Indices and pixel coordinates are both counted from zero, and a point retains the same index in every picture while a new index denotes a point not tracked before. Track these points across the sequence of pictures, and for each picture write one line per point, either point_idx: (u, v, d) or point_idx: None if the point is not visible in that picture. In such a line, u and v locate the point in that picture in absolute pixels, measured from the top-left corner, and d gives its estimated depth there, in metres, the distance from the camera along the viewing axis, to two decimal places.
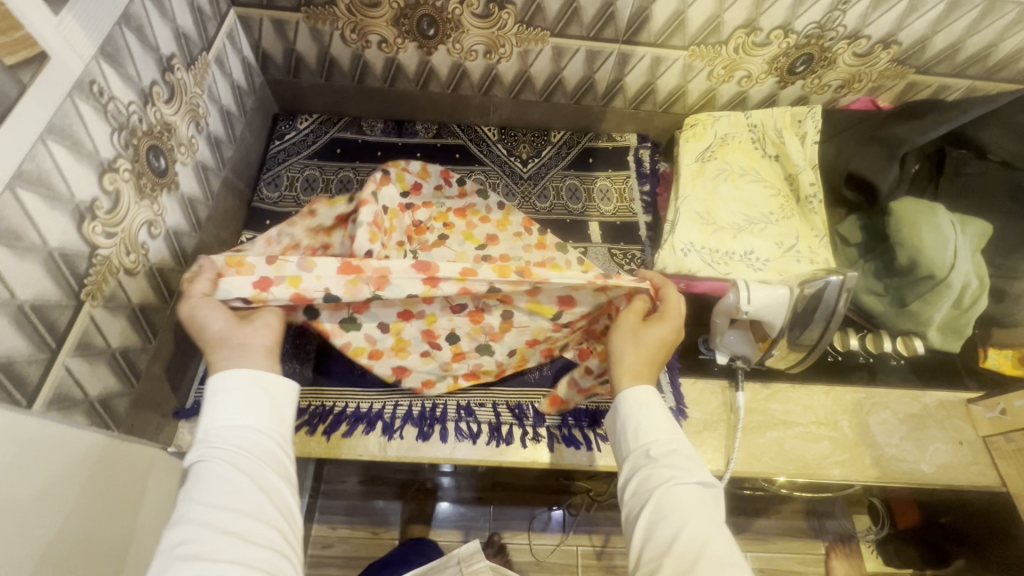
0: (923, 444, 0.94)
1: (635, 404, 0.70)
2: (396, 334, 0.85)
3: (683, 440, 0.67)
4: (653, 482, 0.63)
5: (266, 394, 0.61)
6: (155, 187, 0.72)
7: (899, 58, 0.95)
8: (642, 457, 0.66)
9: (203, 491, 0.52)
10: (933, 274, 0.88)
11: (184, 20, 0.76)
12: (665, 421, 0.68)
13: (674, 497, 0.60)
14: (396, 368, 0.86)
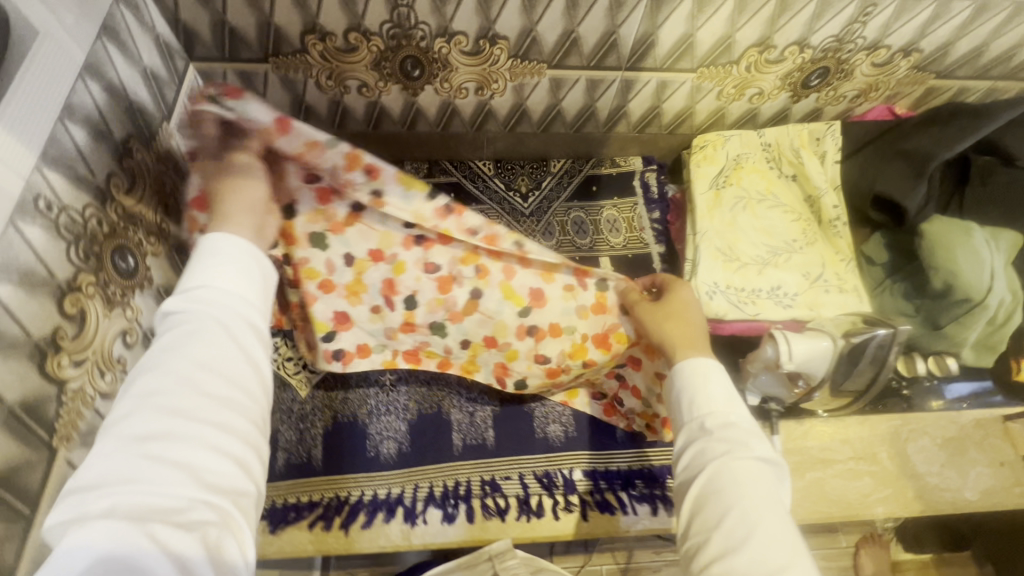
0: (964, 469, 0.90)
1: (687, 369, 0.61)
2: (356, 273, 0.74)
3: (743, 410, 0.57)
4: (706, 456, 0.54)
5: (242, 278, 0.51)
6: (125, 292, 0.64)
7: (919, 65, 0.89)
8: (696, 429, 0.57)
9: (180, 362, 0.45)
10: (971, 297, 0.83)
11: (137, 92, 0.67)
12: (723, 393, 0.58)
13: (728, 472, 0.51)
14: (337, 314, 0.77)
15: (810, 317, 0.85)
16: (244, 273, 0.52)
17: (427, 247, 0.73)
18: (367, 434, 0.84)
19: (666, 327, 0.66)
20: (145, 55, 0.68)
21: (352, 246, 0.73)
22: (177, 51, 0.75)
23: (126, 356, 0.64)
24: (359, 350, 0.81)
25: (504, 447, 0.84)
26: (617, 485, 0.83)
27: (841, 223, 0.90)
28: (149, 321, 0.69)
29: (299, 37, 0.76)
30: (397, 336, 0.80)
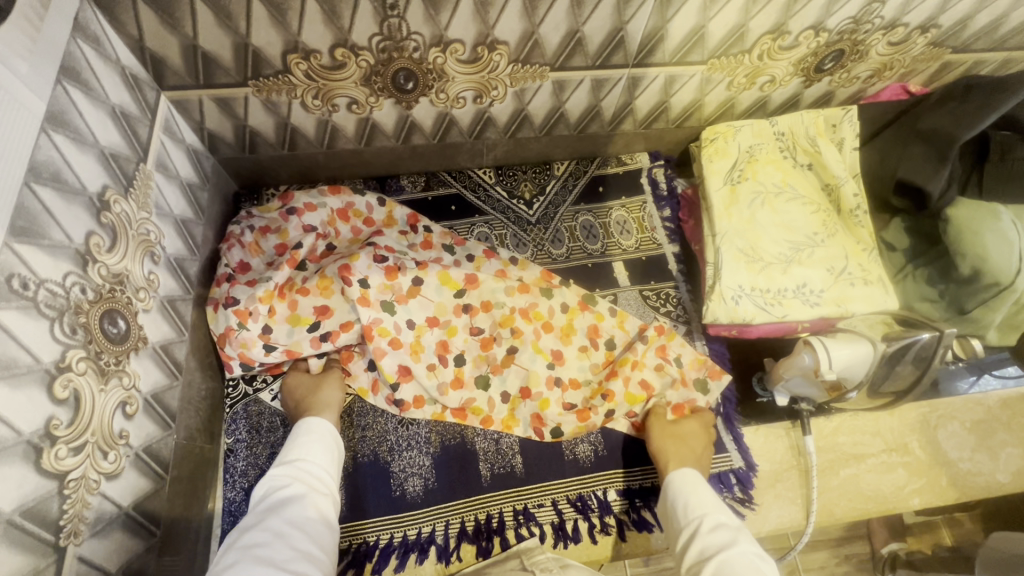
0: (994, 452, 0.89)
1: (681, 480, 0.70)
2: (415, 335, 0.83)
3: (730, 515, 0.64)
4: (705, 550, 0.60)
5: (326, 446, 0.68)
6: (119, 359, 0.58)
7: (936, 41, 0.85)
8: (692, 528, 0.64)
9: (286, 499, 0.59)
10: (1000, 280, 0.80)
11: (109, 136, 0.60)
12: (712, 500, 0.67)
13: (725, 559, 0.57)
14: (399, 368, 0.81)
15: (837, 313, 0.83)
16: (318, 456, 0.66)
17: (472, 314, 0.86)
18: (391, 472, 0.79)
19: (667, 442, 0.77)
20: (112, 92, 0.61)
21: (412, 314, 0.83)
22: (146, 81, 0.68)
23: (127, 428, 0.59)
24: (415, 402, 0.82)
25: (534, 473, 0.81)
26: (653, 503, 0.80)
27: (862, 212, 0.87)
28: (148, 384, 0.63)
29: (281, 57, 0.69)
30: (448, 392, 0.82)
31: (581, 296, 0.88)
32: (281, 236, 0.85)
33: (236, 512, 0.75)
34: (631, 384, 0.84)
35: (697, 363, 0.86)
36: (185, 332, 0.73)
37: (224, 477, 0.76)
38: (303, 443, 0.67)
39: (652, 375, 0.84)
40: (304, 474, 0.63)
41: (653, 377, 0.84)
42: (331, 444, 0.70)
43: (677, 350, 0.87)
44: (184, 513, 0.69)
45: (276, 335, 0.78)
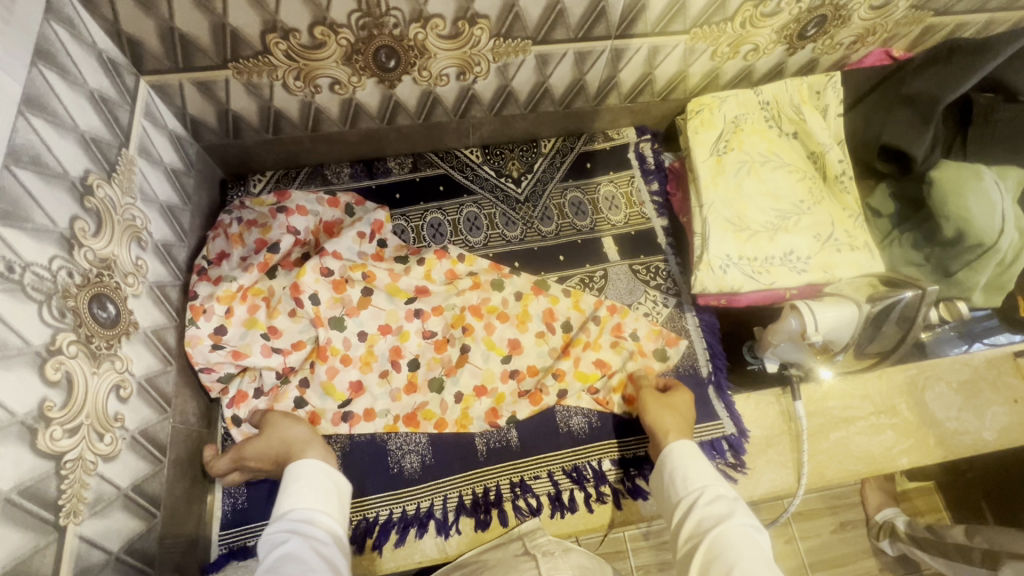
0: (980, 410, 0.91)
1: (677, 452, 0.70)
2: (368, 346, 0.84)
3: (727, 484, 0.65)
4: (704, 521, 0.61)
5: (323, 486, 0.65)
6: (110, 343, 0.58)
7: (918, 4, 0.85)
8: (691, 501, 0.64)
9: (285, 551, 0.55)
10: (983, 242, 0.80)
11: (89, 121, 0.60)
12: (710, 471, 0.67)
13: (726, 534, 0.58)
14: (351, 385, 0.82)
15: (824, 279, 0.84)
16: (316, 504, 0.63)
17: (424, 318, 0.87)
18: (388, 450, 0.80)
19: (666, 416, 0.76)
20: (89, 76, 0.61)
21: (363, 325, 0.84)
22: (124, 65, 0.68)
23: (122, 411, 0.59)
24: (364, 415, 0.81)
25: (529, 446, 0.82)
26: (647, 470, 0.82)
27: (847, 178, 0.88)
28: (141, 368, 0.64)
29: (259, 37, 0.69)
30: (399, 398, 0.83)
31: (533, 282, 0.90)
32: (264, 231, 0.83)
33: (235, 494, 0.75)
34: (583, 364, 0.86)
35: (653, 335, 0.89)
36: (176, 317, 0.74)
37: (222, 461, 0.77)
38: (296, 491, 0.63)
39: (609, 355, 0.87)
40: (300, 525, 0.59)
41: (609, 356, 0.87)
42: (331, 485, 0.66)
43: (630, 326, 0.89)
44: (184, 496, 0.70)
45: (229, 336, 0.76)
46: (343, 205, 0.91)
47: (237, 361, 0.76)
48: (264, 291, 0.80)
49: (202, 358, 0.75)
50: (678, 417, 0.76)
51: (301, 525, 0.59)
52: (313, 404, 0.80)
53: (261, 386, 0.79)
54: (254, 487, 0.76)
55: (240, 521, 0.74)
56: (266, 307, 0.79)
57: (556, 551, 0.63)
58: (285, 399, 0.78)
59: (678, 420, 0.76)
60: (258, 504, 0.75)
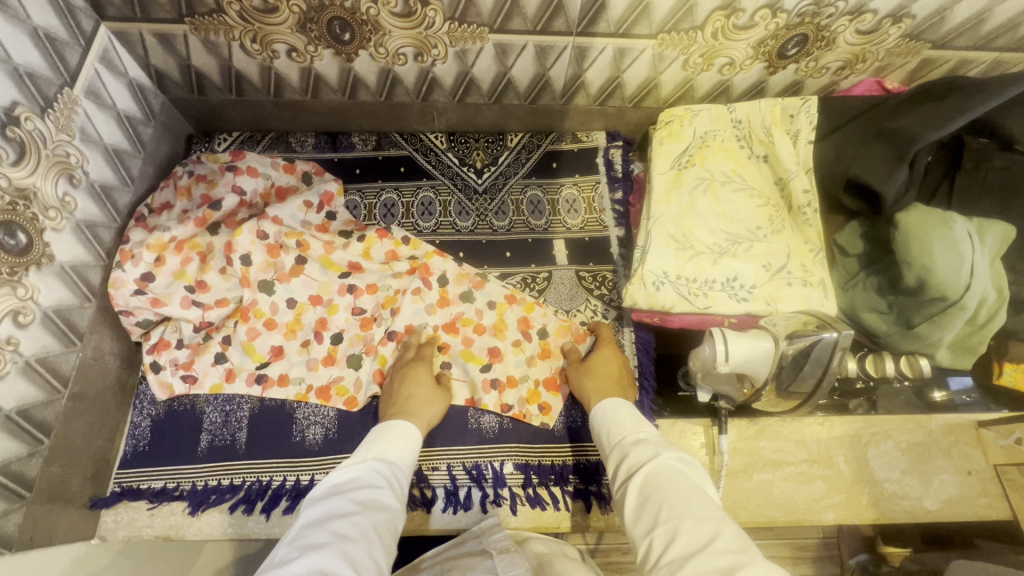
0: (927, 477, 0.84)
1: (602, 411, 0.69)
2: (295, 314, 0.84)
3: (650, 428, 0.63)
4: (632, 465, 0.58)
5: (413, 449, 0.65)
6: (13, 270, 0.60)
7: (911, 34, 0.79)
8: (621, 453, 0.61)
9: (375, 505, 0.55)
10: (946, 295, 0.74)
11: (26, 56, 0.62)
12: (631, 419, 0.66)
13: (651, 476, 0.55)
14: (271, 348, 0.82)
15: (765, 311, 0.79)
16: (404, 462, 0.62)
17: (356, 294, 0.86)
18: (294, 418, 0.80)
19: (585, 380, 0.77)
20: (35, 13, 0.63)
21: (293, 292, 0.84)
22: (81, 9, 0.70)
23: (17, 336, 0.61)
24: (279, 380, 0.81)
25: (435, 437, 0.81)
26: (549, 479, 0.80)
27: (811, 210, 0.82)
28: (50, 300, 0.66)
29: None
30: (317, 368, 0.82)
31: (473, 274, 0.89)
32: (210, 188, 0.85)
33: (138, 436, 0.78)
34: (476, 347, 0.86)
35: (562, 330, 0.88)
36: (105, 257, 0.76)
37: (134, 404, 0.80)
38: (390, 440, 0.64)
39: (510, 352, 0.86)
40: (387, 473, 0.59)
41: (508, 350, 0.86)
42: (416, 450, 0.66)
43: (539, 320, 0.88)
44: (84, 430, 0.72)
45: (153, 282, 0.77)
46: (299, 172, 0.92)
47: (156, 309, 0.77)
48: (199, 246, 0.81)
49: (123, 301, 0.75)
50: (596, 376, 0.77)
51: (389, 474, 0.59)
52: (232, 360, 0.81)
53: (182, 338, 0.81)
54: (157, 432, 0.78)
55: (138, 463, 0.76)
56: (200, 261, 0.81)
57: (512, 548, 0.63)
58: (207, 352, 0.81)
59: (601, 376, 0.77)
60: (159, 449, 0.77)
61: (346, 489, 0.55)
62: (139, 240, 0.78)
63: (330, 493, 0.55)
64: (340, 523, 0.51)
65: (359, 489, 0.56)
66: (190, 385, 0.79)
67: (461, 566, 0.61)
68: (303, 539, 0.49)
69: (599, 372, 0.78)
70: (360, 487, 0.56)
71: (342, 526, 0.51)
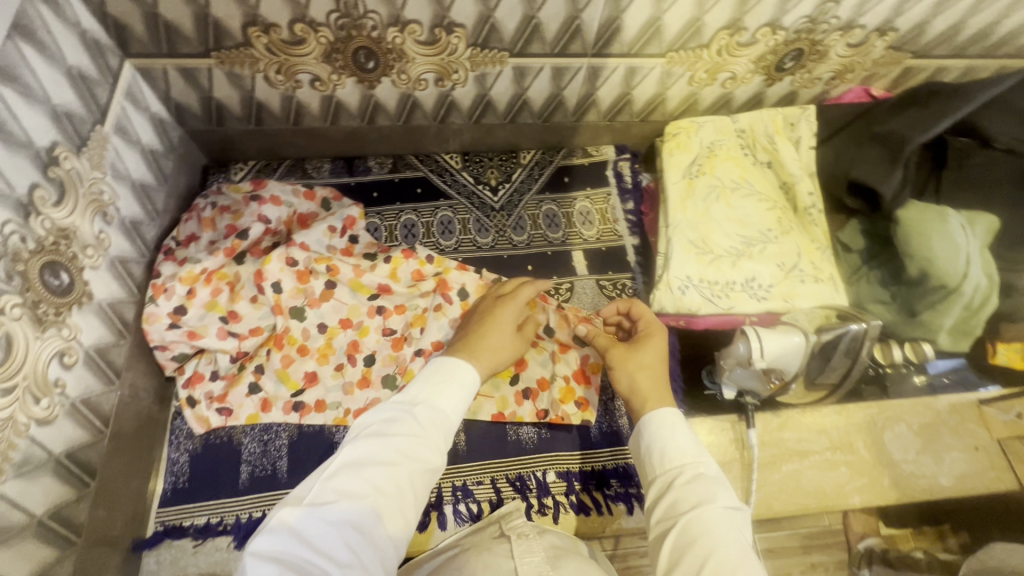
0: (939, 455, 0.89)
1: (657, 420, 0.61)
2: (326, 338, 0.84)
3: (711, 461, 0.57)
4: (680, 502, 0.53)
5: (466, 393, 0.61)
6: (58, 310, 0.60)
7: (895, 45, 0.86)
8: (667, 481, 0.56)
9: (413, 455, 0.53)
10: (946, 284, 0.80)
11: (62, 96, 0.62)
12: (692, 442, 0.58)
13: (700, 524, 0.50)
14: (305, 375, 0.82)
15: (784, 308, 0.83)
16: (453, 408, 0.59)
17: (386, 316, 0.87)
18: (335, 443, 0.80)
19: (638, 374, 0.69)
20: (69, 53, 0.63)
21: (323, 317, 0.85)
22: (108, 47, 0.70)
23: (63, 378, 0.60)
24: (315, 406, 0.81)
25: (475, 452, 0.82)
26: (591, 484, 0.82)
27: (817, 211, 0.88)
28: (90, 338, 0.65)
29: (241, 29, 0.71)
30: (353, 392, 0.82)
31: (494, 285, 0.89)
32: (235, 217, 0.85)
33: (177, 472, 0.76)
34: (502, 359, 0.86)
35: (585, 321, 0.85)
36: (135, 292, 0.75)
37: (169, 439, 0.78)
38: (444, 383, 0.60)
39: (534, 358, 0.87)
40: (431, 419, 0.57)
41: (533, 357, 0.87)
42: (471, 394, 0.62)
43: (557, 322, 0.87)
44: (124, 469, 0.71)
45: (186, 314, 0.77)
46: (319, 199, 0.92)
47: (193, 341, 0.77)
48: (228, 277, 0.81)
49: (158, 335, 0.76)
50: (652, 375, 0.68)
51: (434, 422, 0.57)
52: (266, 389, 0.81)
53: (217, 370, 0.80)
54: (196, 467, 0.77)
55: (178, 500, 0.75)
56: (230, 291, 0.80)
57: (531, 532, 0.60)
58: (241, 383, 0.80)
59: (653, 375, 0.68)
60: (200, 484, 0.76)
61: (389, 435, 0.53)
62: (170, 274, 0.77)
63: (372, 437, 0.53)
64: (378, 473, 0.50)
65: (400, 434, 0.54)
66: (226, 418, 0.79)
67: (475, 547, 0.61)
68: (340, 483, 0.49)
69: (649, 370, 0.69)
70: (400, 432, 0.55)
71: (379, 476, 0.50)
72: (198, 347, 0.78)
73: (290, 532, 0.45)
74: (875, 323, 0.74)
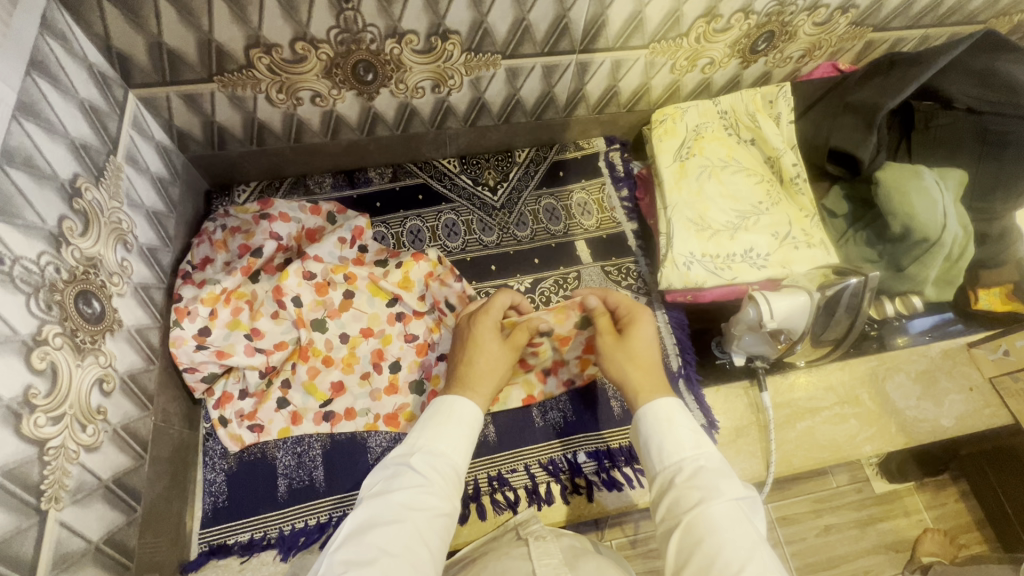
0: (939, 399, 0.94)
1: (653, 415, 0.62)
2: (349, 348, 0.86)
3: (712, 452, 0.58)
4: (679, 501, 0.54)
5: (466, 432, 0.62)
6: (94, 338, 0.61)
7: (857, 21, 0.92)
8: (668, 478, 0.58)
9: (417, 508, 0.53)
10: (928, 237, 0.85)
11: (78, 129, 0.63)
12: (691, 435, 0.59)
13: (703, 519, 0.51)
14: (332, 385, 0.84)
15: (783, 274, 0.88)
16: (454, 452, 0.59)
17: (406, 321, 0.89)
18: (367, 447, 0.81)
19: (627, 366, 0.70)
20: (80, 87, 0.65)
21: (345, 327, 0.86)
22: (113, 79, 0.71)
23: (104, 405, 0.61)
24: (345, 414, 0.83)
25: (506, 441, 0.85)
26: (620, 461, 0.84)
27: (801, 180, 0.93)
28: (124, 364, 0.66)
29: (243, 52, 0.73)
30: (380, 398, 0.84)
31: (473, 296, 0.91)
32: (247, 237, 0.87)
33: (216, 492, 0.77)
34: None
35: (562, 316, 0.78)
36: (159, 318, 0.76)
37: (203, 460, 0.79)
38: (441, 427, 0.61)
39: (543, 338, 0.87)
40: (432, 467, 0.57)
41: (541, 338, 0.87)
42: (472, 435, 0.62)
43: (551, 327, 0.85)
44: (165, 493, 0.71)
45: (212, 335, 0.79)
46: (325, 213, 0.93)
47: (221, 360, 0.79)
48: (248, 298, 0.83)
49: (187, 358, 0.77)
50: (640, 364, 0.69)
51: (434, 469, 0.57)
52: (295, 403, 0.82)
53: (246, 387, 0.82)
54: (234, 485, 0.77)
55: (221, 518, 0.75)
56: (249, 310, 0.83)
57: (548, 536, 0.64)
58: (270, 400, 0.81)
59: (641, 364, 0.69)
60: (240, 501, 0.77)
61: (391, 493, 0.54)
62: (191, 297, 0.79)
63: (376, 497, 0.54)
64: (388, 531, 0.50)
65: (402, 489, 0.54)
66: (258, 434, 0.79)
67: (494, 554, 0.64)
68: (349, 551, 0.48)
69: (636, 359, 0.70)
70: (403, 487, 0.55)
71: (386, 536, 0.50)
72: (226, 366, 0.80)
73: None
74: (873, 274, 0.79)
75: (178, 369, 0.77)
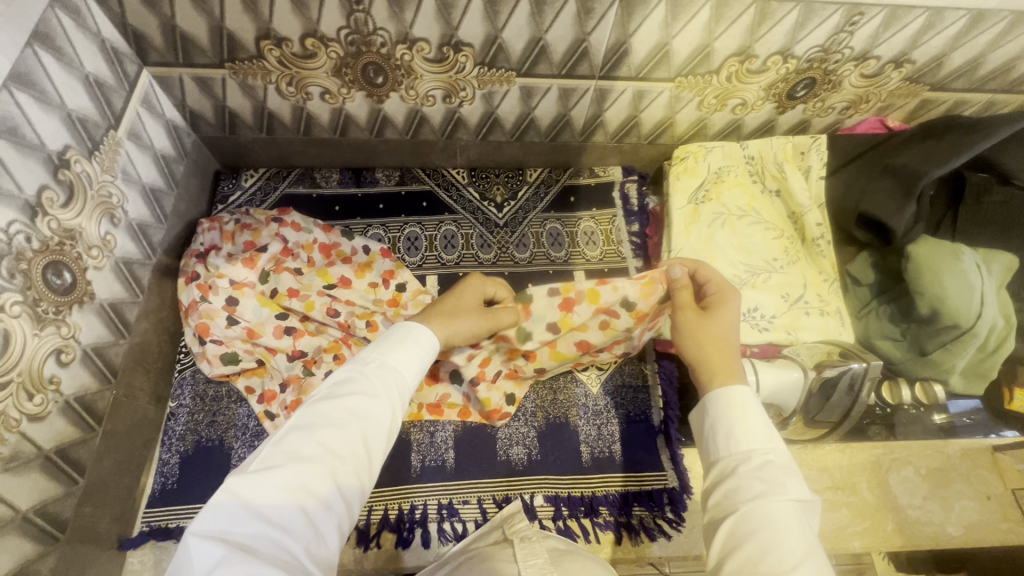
0: (948, 502, 0.85)
1: (723, 398, 0.52)
2: None
3: (785, 449, 0.49)
4: (742, 488, 0.46)
5: (418, 353, 0.55)
6: (58, 309, 0.62)
7: (911, 77, 0.84)
8: (730, 466, 0.49)
9: (352, 418, 0.46)
10: (959, 323, 0.75)
11: (78, 101, 0.64)
12: (764, 425, 0.50)
13: (762, 515, 0.44)
14: None
15: (786, 341, 0.83)
16: (405, 368, 0.53)
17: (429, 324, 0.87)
18: None
19: (704, 346, 0.59)
20: (87, 61, 0.66)
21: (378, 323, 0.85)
22: (127, 55, 0.72)
23: (59, 375, 0.62)
24: None
25: (465, 469, 0.82)
26: (579, 511, 0.80)
27: (824, 242, 0.86)
28: (90, 337, 0.67)
29: (254, 42, 0.73)
30: (423, 389, 0.85)
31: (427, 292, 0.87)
32: (254, 235, 0.87)
33: (167, 474, 0.76)
34: (561, 344, 0.82)
35: (649, 290, 0.76)
36: (140, 294, 0.77)
37: (162, 439, 0.78)
38: (395, 346, 0.54)
39: (597, 334, 0.80)
40: (386, 381, 0.51)
41: (597, 337, 0.80)
42: (423, 351, 0.56)
43: (620, 321, 0.78)
44: (115, 468, 0.72)
45: (242, 310, 0.81)
46: (340, 230, 0.90)
47: (252, 340, 0.81)
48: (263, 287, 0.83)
49: (219, 331, 0.80)
50: (719, 344, 0.58)
51: (388, 383, 0.51)
52: None
53: (282, 380, 0.80)
54: (186, 468, 0.77)
55: (167, 501, 0.75)
56: (271, 299, 0.83)
57: (534, 536, 0.57)
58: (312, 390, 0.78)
59: (722, 347, 0.58)
60: (187, 486, 0.76)
61: (341, 398, 0.47)
62: (210, 277, 0.82)
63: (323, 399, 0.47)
64: (332, 436, 0.45)
65: (352, 396, 0.48)
66: None
67: (475, 557, 0.56)
68: (292, 445, 0.44)
69: (719, 339, 0.59)
70: (348, 392, 0.48)
71: (331, 440, 0.44)
72: (255, 345, 0.81)
73: (239, 501, 0.40)
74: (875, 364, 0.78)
75: (207, 339, 0.80)
